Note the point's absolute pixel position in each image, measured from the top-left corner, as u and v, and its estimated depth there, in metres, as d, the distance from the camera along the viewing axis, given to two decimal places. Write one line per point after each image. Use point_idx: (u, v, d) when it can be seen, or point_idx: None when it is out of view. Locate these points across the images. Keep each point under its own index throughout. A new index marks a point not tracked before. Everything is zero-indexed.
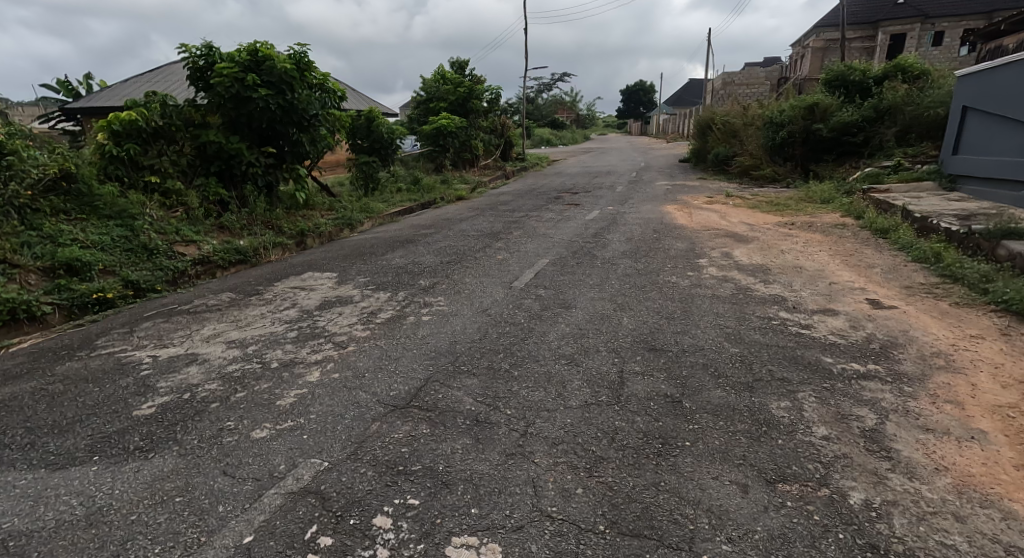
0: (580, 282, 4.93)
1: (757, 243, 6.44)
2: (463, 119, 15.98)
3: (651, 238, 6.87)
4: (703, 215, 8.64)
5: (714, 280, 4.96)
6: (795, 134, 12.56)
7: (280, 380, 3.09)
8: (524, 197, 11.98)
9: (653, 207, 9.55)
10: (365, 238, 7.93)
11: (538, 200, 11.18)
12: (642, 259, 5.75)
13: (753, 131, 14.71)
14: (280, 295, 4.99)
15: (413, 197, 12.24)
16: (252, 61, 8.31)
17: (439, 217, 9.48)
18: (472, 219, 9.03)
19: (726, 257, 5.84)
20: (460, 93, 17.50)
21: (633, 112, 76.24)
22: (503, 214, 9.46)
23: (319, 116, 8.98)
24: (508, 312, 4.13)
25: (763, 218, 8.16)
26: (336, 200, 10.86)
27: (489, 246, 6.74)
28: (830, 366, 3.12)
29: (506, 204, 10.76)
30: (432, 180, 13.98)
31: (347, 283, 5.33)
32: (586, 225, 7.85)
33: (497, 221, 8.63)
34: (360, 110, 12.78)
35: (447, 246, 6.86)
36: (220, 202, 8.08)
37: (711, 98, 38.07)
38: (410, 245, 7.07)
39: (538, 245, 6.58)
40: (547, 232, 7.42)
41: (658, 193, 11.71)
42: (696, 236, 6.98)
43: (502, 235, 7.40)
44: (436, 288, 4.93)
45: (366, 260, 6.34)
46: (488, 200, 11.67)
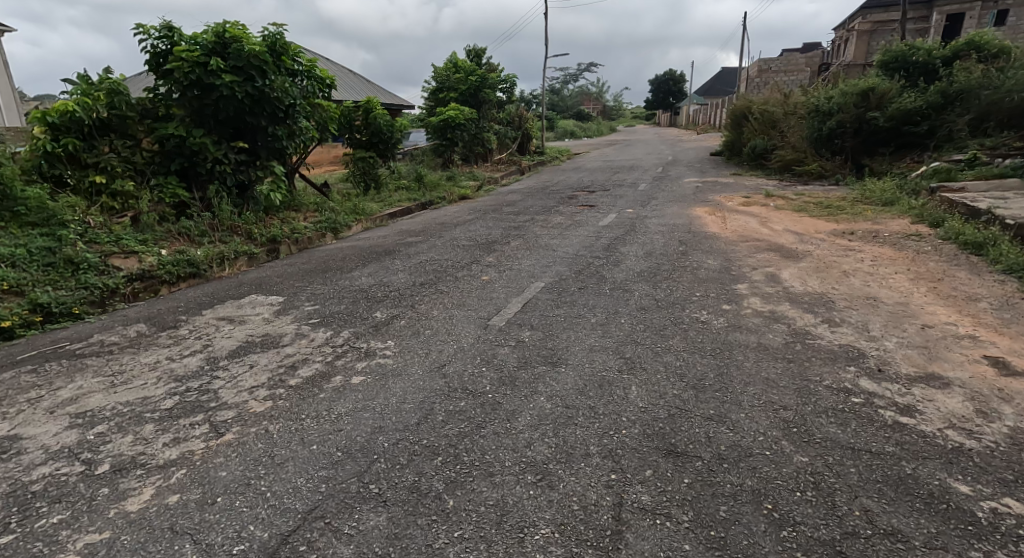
0: (577, 320, 3.77)
1: (810, 260, 5.18)
2: (474, 110, 14.86)
3: (676, 251, 5.66)
4: (739, 221, 7.36)
5: (758, 317, 3.77)
6: (846, 124, 11.15)
7: (86, 508, 1.99)
8: (535, 196, 10.83)
9: (681, 210, 8.29)
10: (341, 248, 6.89)
11: (550, 201, 10.01)
12: (664, 284, 4.57)
13: (795, 121, 13.26)
14: (194, 333, 3.93)
15: (414, 196, 11.19)
16: (219, 44, 7.33)
17: (434, 221, 8.44)
18: (469, 225, 7.96)
19: (772, 280, 4.62)
20: (472, 83, 16.38)
21: (662, 103, 73.95)
22: (506, 218, 8.35)
23: (295, 106, 8.03)
24: (470, 372, 2.99)
25: (812, 224, 6.87)
26: (326, 200, 9.87)
27: (476, 262, 5.62)
28: (969, 507, 1.88)
29: (512, 206, 9.64)
30: (438, 179, 12.91)
31: (288, 313, 4.26)
32: (599, 233, 6.69)
33: (496, 228, 7.54)
34: (356, 102, 11.75)
35: (428, 262, 5.76)
36: (180, 205, 7.13)
37: (747, 87, 36.20)
38: (387, 259, 6.02)
39: (537, 261, 5.43)
40: (550, 243, 6.26)
41: (687, 192, 10.42)
42: (732, 248, 5.75)
43: (497, 246, 6.29)
44: (389, 326, 3.82)
45: (327, 278, 5.30)
46: (493, 201, 10.58)
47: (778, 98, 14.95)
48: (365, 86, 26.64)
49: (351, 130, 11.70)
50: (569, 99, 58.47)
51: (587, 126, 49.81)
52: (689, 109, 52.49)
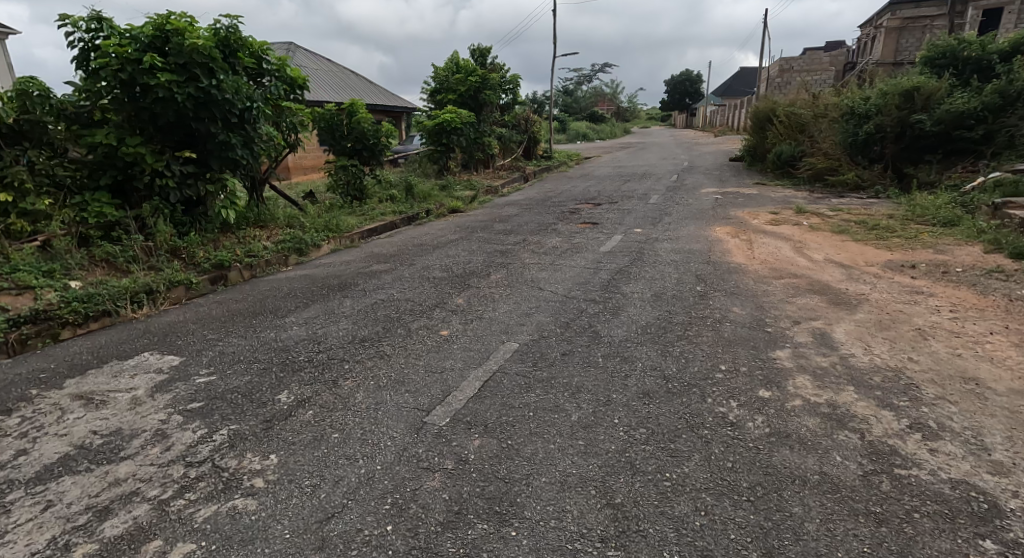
0: (552, 421, 2.65)
1: (866, 308, 4.07)
2: (472, 114, 13.82)
3: (692, 293, 4.56)
4: (766, 247, 6.23)
5: (812, 414, 2.63)
6: (886, 128, 10.32)
7: None
8: (532, 211, 9.78)
9: (699, 231, 7.18)
10: (293, 277, 5.85)
11: (547, 217, 8.95)
12: (678, 348, 3.48)
13: (825, 125, 12.08)
14: (23, 424, 2.81)
15: (399, 209, 10.18)
16: (159, 38, 6.30)
17: (411, 242, 7.41)
18: (450, 247, 6.92)
19: (824, 342, 3.50)
20: (472, 84, 15.30)
21: (679, 103, 72.27)
22: (494, 240, 7.30)
23: (253, 110, 6.97)
24: (363, 538, 1.92)
25: (858, 253, 5.77)
26: (298, 214, 8.87)
27: (441, 305, 4.53)
28: None
29: (504, 223, 8.58)
30: (429, 189, 11.87)
31: (169, 391, 3.18)
32: (599, 262, 5.62)
33: (480, 254, 6.47)
34: (338, 105, 10.71)
35: (382, 303, 4.68)
36: (109, 225, 6.09)
37: (766, 87, 34.82)
38: (337, 297, 4.99)
39: (515, 307, 4.33)
40: (537, 277, 5.18)
41: (706, 206, 9.27)
42: (766, 288, 4.65)
43: (475, 279, 5.26)
44: (287, 422, 2.72)
45: (252, 328, 4.24)
46: (486, 216, 9.55)
47: (807, 99, 13.81)
48: (369, 89, 25.70)
49: (332, 135, 10.69)
50: (582, 100, 57.21)
51: (600, 128, 48.50)
52: (707, 110, 50.97)
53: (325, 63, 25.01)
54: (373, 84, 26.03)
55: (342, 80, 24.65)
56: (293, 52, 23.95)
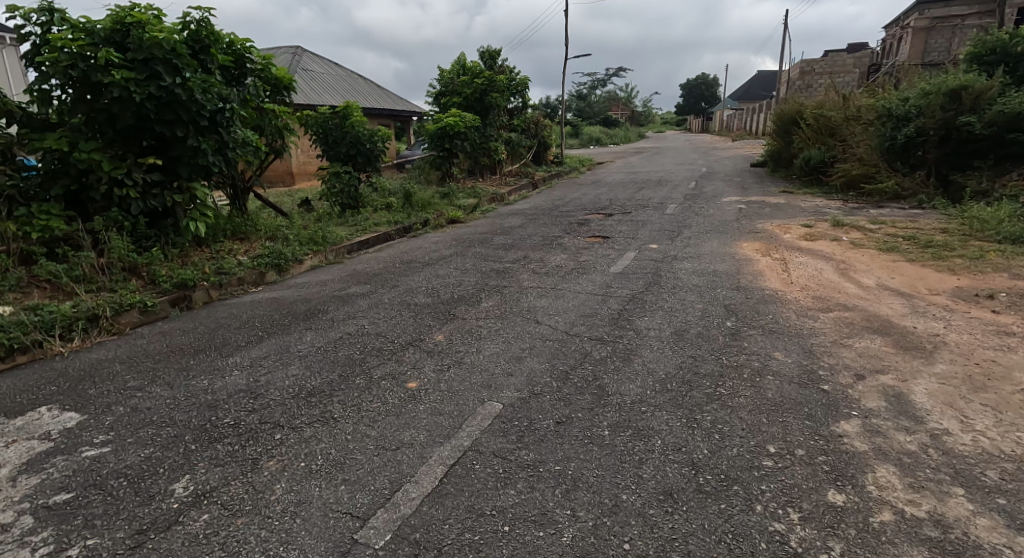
0: (534, 547, 1.88)
1: (942, 355, 3.33)
2: (477, 117, 13.11)
3: (722, 330, 3.81)
4: (802, 269, 5.43)
5: (910, 541, 1.87)
6: (929, 132, 9.74)
7: None
8: (538, 222, 9.09)
9: (724, 248, 6.39)
10: (260, 300, 5.13)
11: (554, 230, 8.25)
12: (709, 415, 2.70)
13: (859, 129, 11.28)
14: None
15: (395, 219, 9.50)
16: (116, 33, 5.60)
17: (400, 258, 6.73)
18: (440, 265, 6.20)
19: (902, 405, 2.75)
20: (477, 86, 14.57)
21: (694, 107, 71.16)
22: (491, 257, 6.58)
23: (226, 112, 6.23)
24: None
25: (919, 279, 5.01)
26: (285, 225, 8.19)
27: (416, 343, 3.76)
28: None
29: (505, 237, 7.88)
30: (429, 198, 11.18)
31: (41, 471, 2.41)
32: (609, 287, 4.89)
33: (473, 274, 5.72)
34: (332, 108, 10.03)
35: (347, 340, 3.89)
36: (58, 241, 5.40)
37: (784, 92, 33.89)
38: (300, 326, 4.24)
39: (503, 351, 3.53)
40: (536, 305, 4.46)
41: (730, 218, 8.45)
42: (814, 325, 3.90)
43: (464, 307, 4.54)
44: (167, 537, 1.96)
45: (187, 368, 3.46)
46: (486, 228, 8.86)
47: (835, 102, 13.01)
48: (376, 93, 25.14)
49: (324, 140, 10.01)
50: (595, 105, 56.40)
51: (614, 133, 47.62)
52: (723, 114, 49.94)
53: (331, 66, 24.43)
54: (381, 88, 25.44)
55: (349, 83, 24.08)
56: (299, 56, 23.41)
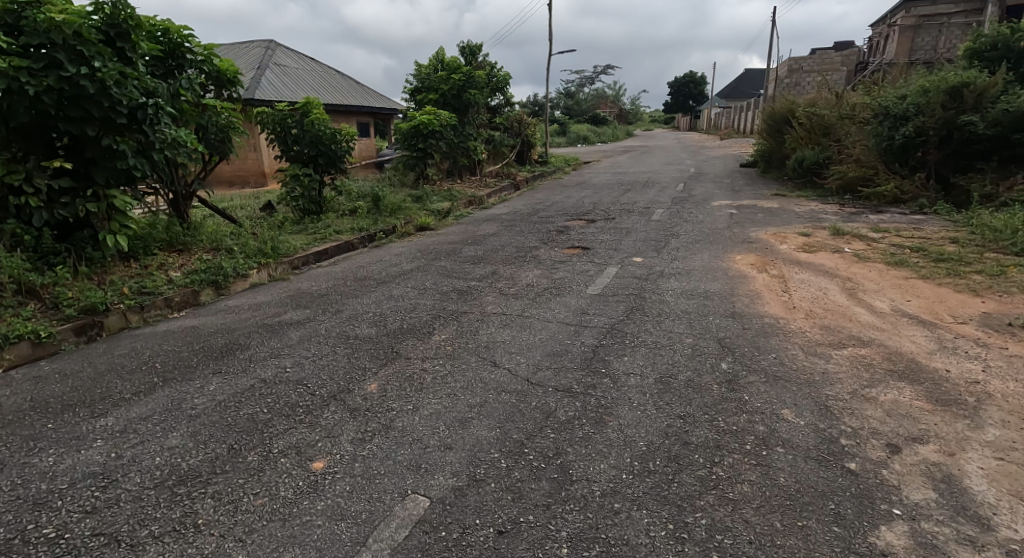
0: None
1: (988, 412, 2.70)
2: (453, 115, 12.38)
3: (717, 376, 3.17)
4: (803, 290, 4.79)
5: None
6: (928, 131, 9.23)
7: None
8: (514, 230, 8.39)
9: (715, 263, 5.75)
10: (178, 329, 4.38)
11: (531, 239, 7.58)
12: (703, 517, 2.02)
13: (855, 128, 10.73)
14: None
15: (360, 227, 8.78)
16: (11, 15, 4.82)
17: (354, 274, 6.01)
18: (394, 284, 5.49)
19: (957, 498, 2.10)
20: (455, 82, 13.82)
21: (682, 106, 70.89)
22: (456, 273, 5.90)
23: (149, 109, 5.43)
24: None
25: (938, 302, 4.40)
26: (234, 234, 7.43)
27: (341, 397, 3.04)
28: None
29: (476, 247, 7.19)
30: (399, 202, 10.43)
31: None
32: (584, 314, 4.23)
33: (430, 296, 5.01)
34: (291, 104, 9.25)
35: (257, 390, 3.16)
36: None
37: (772, 91, 33.52)
38: (207, 368, 3.50)
39: (445, 410, 2.82)
40: (496, 340, 3.78)
41: (721, 225, 7.84)
42: (827, 366, 3.25)
43: (413, 341, 3.85)
44: None
45: (40, 431, 2.73)
46: (456, 236, 8.16)
47: (829, 101, 12.46)
48: (355, 90, 24.33)
49: (283, 140, 9.23)
50: (583, 102, 55.81)
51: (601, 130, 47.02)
52: (710, 112, 49.55)
53: (309, 61, 23.55)
54: (360, 85, 24.59)
55: (327, 79, 23.22)
56: (273, 51, 22.54)
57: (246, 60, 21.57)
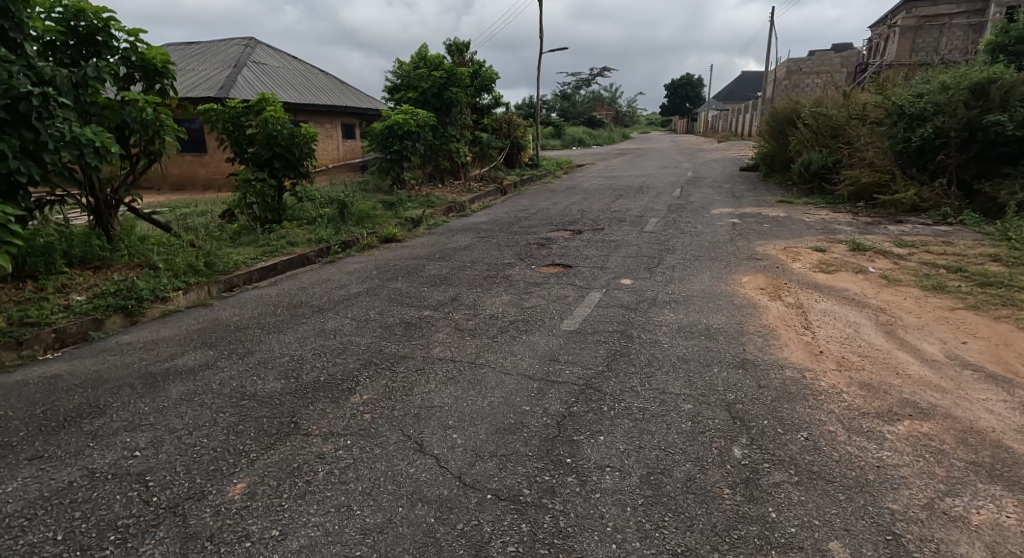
0: None
1: None
2: (432, 115, 11.48)
3: (727, 470, 2.26)
4: (827, 327, 3.87)
5: None
6: (949, 133, 8.38)
7: None
8: (490, 243, 7.48)
9: (718, 288, 4.84)
10: (35, 377, 3.42)
11: (506, 254, 6.67)
12: None
13: (867, 130, 9.86)
14: None
15: (319, 238, 7.84)
16: None
17: (291, 298, 5.09)
18: (332, 313, 4.55)
19: None
20: (435, 79, 12.88)
21: (678, 109, 70.28)
22: (412, 297, 4.99)
23: (32, 97, 4.51)
24: None
25: (1001, 345, 3.50)
26: (167, 247, 6.49)
27: (185, 507, 2.09)
28: None
29: (442, 264, 6.28)
30: (368, 209, 9.49)
31: None
32: (553, 363, 3.31)
33: (368, 332, 4.05)
34: (244, 101, 8.31)
35: (68, 494, 2.17)
36: None
37: (771, 93, 32.74)
38: (28, 448, 2.55)
39: (327, 541, 1.89)
40: (434, 404, 2.86)
41: (723, 238, 6.94)
42: (882, 455, 2.33)
43: (325, 402, 2.91)
44: None
45: None
46: (424, 249, 7.23)
47: (837, 101, 11.58)
48: (340, 90, 23.42)
49: (234, 139, 8.27)
50: (578, 104, 55.02)
51: (596, 132, 46.20)
52: (706, 115, 49.02)
53: (291, 60, 22.63)
54: (345, 84, 23.65)
55: (309, 78, 22.27)
56: (253, 48, 21.64)
57: (223, 57, 20.62)
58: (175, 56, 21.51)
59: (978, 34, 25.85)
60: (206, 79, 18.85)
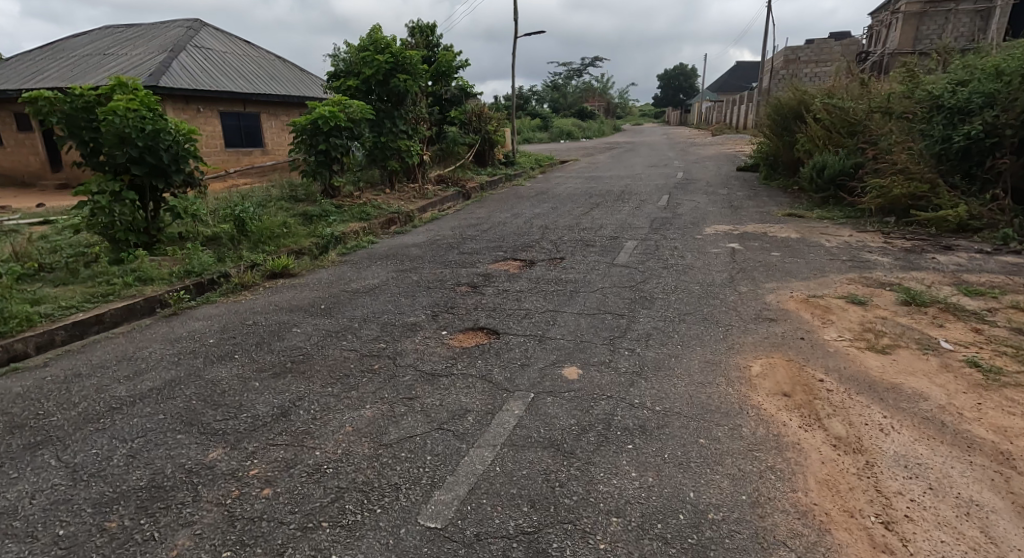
0: None
1: None
2: (368, 107, 9.50)
3: None
4: (925, 525, 2.03)
5: None
6: (1005, 131, 6.54)
7: None
8: (408, 280, 5.62)
9: (712, 398, 2.97)
10: None
11: (420, 305, 4.79)
12: None
13: (895, 127, 8.02)
14: None
15: (187, 271, 5.93)
16: None
17: (35, 400, 3.19)
18: (50, 452, 2.64)
19: None
20: (379, 64, 10.84)
21: (672, 100, 68.36)
22: (223, 405, 3.10)
23: None
24: None
25: None
26: None
27: None
28: None
29: (321, 324, 4.39)
30: (274, 226, 7.57)
31: None
32: None
33: (53, 525, 2.15)
34: (92, 87, 6.33)
35: None
36: None
37: (769, 83, 30.88)
38: None
39: None
40: None
41: (719, 280, 5.12)
42: None
43: None
44: None
45: None
46: (316, 292, 5.34)
47: (854, 92, 9.71)
48: (299, 78, 21.38)
49: (80, 139, 6.30)
50: (569, 95, 53.01)
51: (585, 125, 44.29)
52: (701, 107, 47.09)
53: (243, 45, 20.60)
54: (305, 72, 21.57)
55: (263, 66, 20.17)
56: (200, 32, 19.61)
57: (163, 41, 18.53)
58: (112, 40, 19.40)
59: (986, 21, 24.13)
60: (139, 64, 16.79)
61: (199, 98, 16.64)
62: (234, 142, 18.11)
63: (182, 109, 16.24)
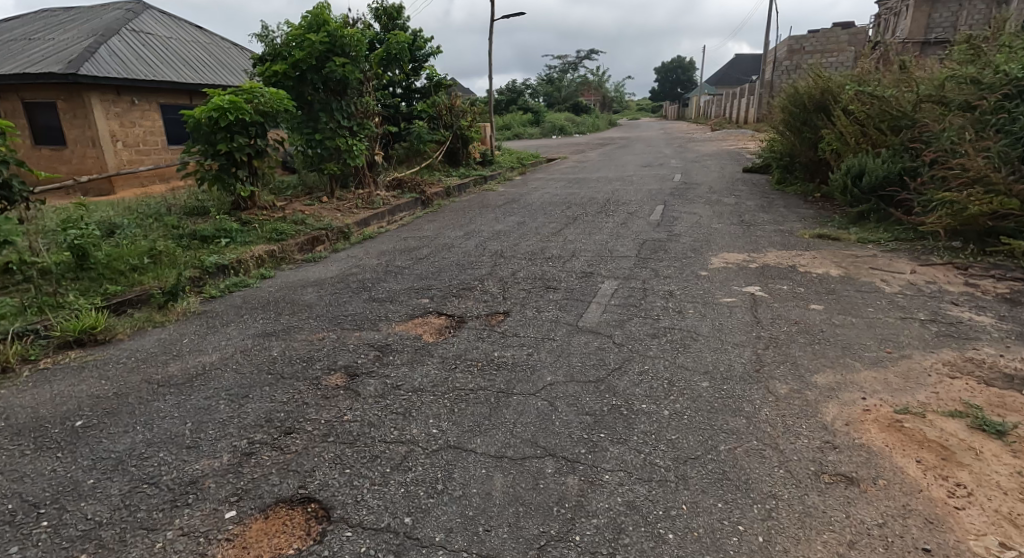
0: None
1: None
2: (283, 97, 7.54)
3: None
4: None
5: None
6: None
7: None
8: (266, 356, 3.71)
9: None
10: None
11: (247, 418, 2.87)
12: None
13: (958, 122, 6.12)
14: None
15: None
16: None
17: None
18: None
19: None
20: (312, 44, 8.80)
21: (669, 94, 66.37)
22: None
23: None
24: None
25: None
26: None
27: None
28: None
29: (40, 472, 2.45)
30: (134, 255, 5.58)
31: None
32: None
33: None
34: None
35: None
36: None
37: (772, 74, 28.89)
38: None
39: None
40: None
41: (740, 371, 3.21)
42: None
43: None
44: None
45: None
46: (108, 379, 3.39)
47: (892, 78, 7.79)
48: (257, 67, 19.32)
49: None
50: (562, 88, 50.85)
51: (579, 119, 42.36)
52: (699, 100, 45.08)
53: (194, 32, 18.57)
54: None
55: (213, 54, 18.08)
56: (142, 14, 17.55)
57: (97, 23, 16.43)
58: (41, 23, 17.26)
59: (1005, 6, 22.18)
60: (62, 48, 14.68)
61: (133, 87, 14.58)
62: (177, 138, 16.07)
63: (112, 101, 14.19)
